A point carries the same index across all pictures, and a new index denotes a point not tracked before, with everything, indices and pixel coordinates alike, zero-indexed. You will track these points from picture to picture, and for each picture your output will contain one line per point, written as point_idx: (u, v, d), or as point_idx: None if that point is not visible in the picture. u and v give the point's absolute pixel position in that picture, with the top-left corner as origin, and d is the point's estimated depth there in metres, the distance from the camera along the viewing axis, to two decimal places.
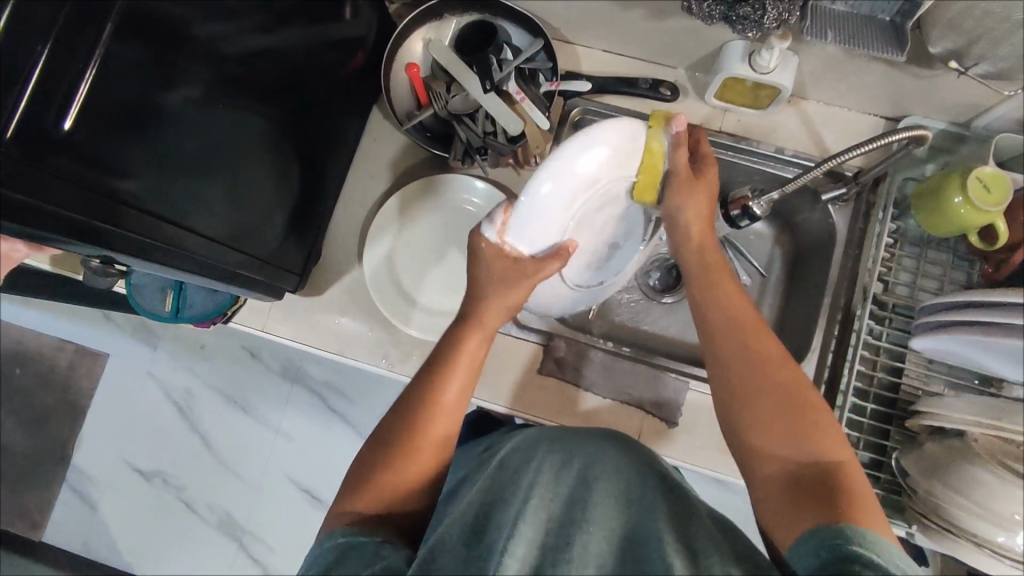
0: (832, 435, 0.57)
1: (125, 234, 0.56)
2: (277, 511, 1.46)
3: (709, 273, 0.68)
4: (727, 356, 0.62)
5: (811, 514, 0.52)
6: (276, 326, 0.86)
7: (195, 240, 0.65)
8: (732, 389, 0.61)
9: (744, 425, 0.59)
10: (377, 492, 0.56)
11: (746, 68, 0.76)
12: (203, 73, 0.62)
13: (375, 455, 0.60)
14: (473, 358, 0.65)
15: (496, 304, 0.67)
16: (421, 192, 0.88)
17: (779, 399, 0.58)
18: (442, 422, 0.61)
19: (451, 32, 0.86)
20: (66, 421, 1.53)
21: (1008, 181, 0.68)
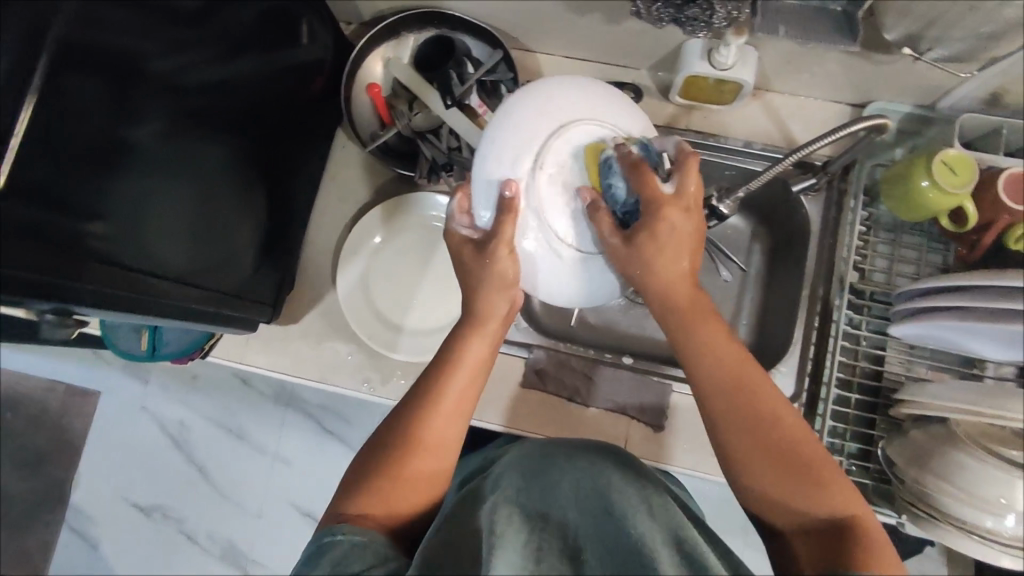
0: (840, 484, 0.55)
1: (79, 290, 0.55)
2: (278, 537, 1.46)
3: (692, 323, 0.62)
4: (731, 429, 0.59)
5: (825, 560, 0.51)
6: (254, 357, 0.85)
7: (162, 279, 0.64)
8: (732, 455, 0.59)
9: (751, 481, 0.57)
10: (379, 494, 0.58)
11: (706, 65, 0.76)
12: (157, 102, 0.62)
13: (372, 458, 0.61)
14: (478, 361, 0.65)
15: (497, 301, 0.65)
16: (388, 214, 0.86)
17: (780, 456, 0.56)
18: (438, 429, 0.61)
19: (410, 49, 0.85)
20: (62, 461, 1.52)
21: (974, 165, 0.68)
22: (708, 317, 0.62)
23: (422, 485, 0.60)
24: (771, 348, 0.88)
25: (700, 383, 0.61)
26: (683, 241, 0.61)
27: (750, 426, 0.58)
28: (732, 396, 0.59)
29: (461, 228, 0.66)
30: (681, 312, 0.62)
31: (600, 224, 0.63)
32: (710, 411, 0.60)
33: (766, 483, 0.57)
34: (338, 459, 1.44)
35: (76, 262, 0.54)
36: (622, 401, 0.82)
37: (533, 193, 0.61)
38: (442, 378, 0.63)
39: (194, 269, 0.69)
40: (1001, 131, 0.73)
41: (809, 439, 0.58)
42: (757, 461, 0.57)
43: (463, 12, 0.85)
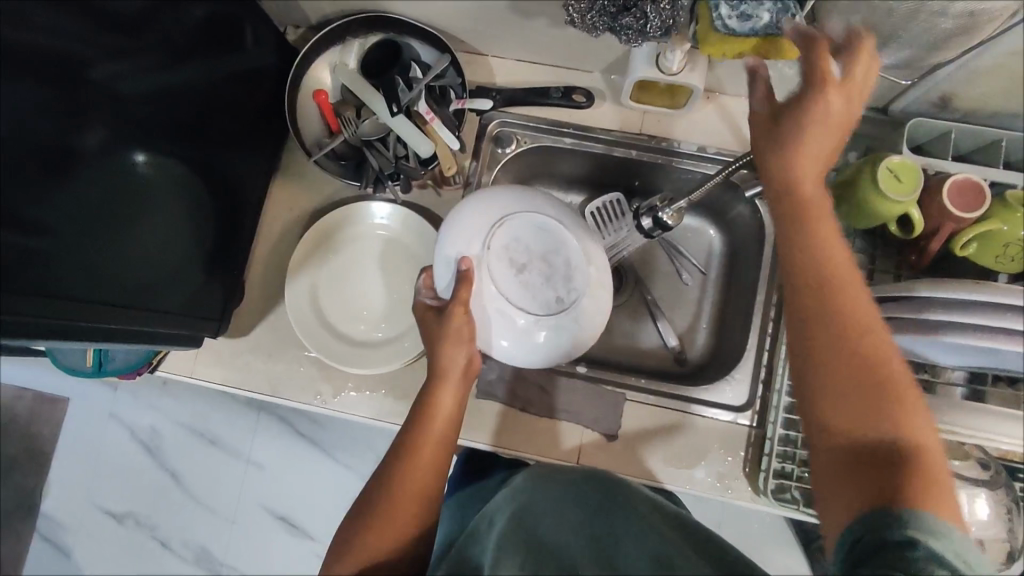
0: (911, 406, 0.49)
1: (37, 324, 0.57)
2: (252, 541, 1.45)
3: (801, 199, 0.53)
4: (807, 313, 0.52)
5: (861, 493, 0.47)
6: (204, 371, 0.83)
7: (104, 304, 0.64)
8: (805, 349, 0.51)
9: (814, 386, 0.50)
10: (364, 553, 0.60)
11: (654, 70, 0.75)
12: (127, 130, 0.76)
13: (357, 518, 0.62)
14: (450, 411, 0.65)
15: (454, 354, 0.64)
16: (338, 224, 0.84)
17: (858, 371, 0.49)
18: (413, 484, 0.62)
19: (356, 54, 0.83)
20: (31, 469, 1.50)
21: (918, 169, 0.67)
22: (826, 210, 0.53)
23: (407, 537, 0.61)
24: (729, 352, 0.87)
25: (783, 235, 0.54)
26: (830, 126, 0.51)
27: (836, 345, 0.50)
28: (817, 312, 0.51)
29: (425, 299, 0.67)
30: (791, 187, 0.53)
31: (547, 293, 0.64)
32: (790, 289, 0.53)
33: (827, 376, 0.50)
34: (311, 462, 1.44)
35: (33, 298, 0.56)
36: (574, 411, 0.81)
37: (489, 268, 0.63)
38: (415, 433, 0.64)
39: (145, 290, 0.70)
40: (950, 133, 0.73)
41: (899, 363, 0.50)
42: (826, 373, 0.50)
43: (411, 16, 0.83)
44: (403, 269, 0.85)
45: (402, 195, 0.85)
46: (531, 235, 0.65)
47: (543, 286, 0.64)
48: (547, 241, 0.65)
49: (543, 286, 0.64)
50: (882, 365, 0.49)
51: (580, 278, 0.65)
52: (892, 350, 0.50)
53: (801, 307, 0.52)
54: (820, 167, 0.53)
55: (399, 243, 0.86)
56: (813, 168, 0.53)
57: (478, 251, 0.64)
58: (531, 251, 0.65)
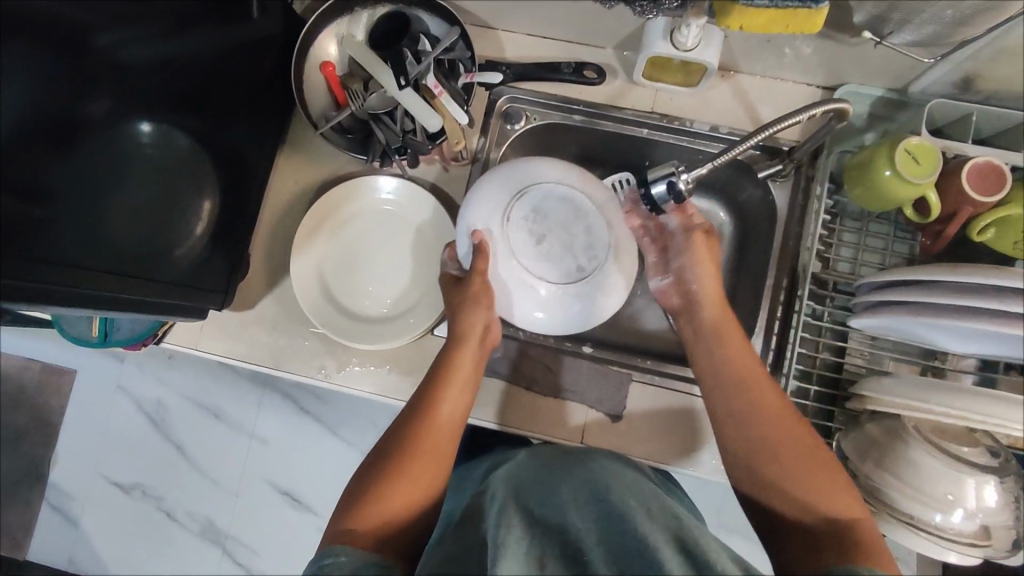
0: (839, 485, 0.59)
1: (32, 288, 0.59)
2: (256, 514, 1.46)
3: (736, 378, 0.67)
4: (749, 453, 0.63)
5: (826, 554, 0.54)
6: (209, 343, 0.83)
7: (93, 274, 0.64)
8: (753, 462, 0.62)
9: (761, 467, 0.62)
10: (382, 510, 0.57)
11: (668, 46, 0.73)
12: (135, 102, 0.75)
13: (369, 476, 0.60)
14: (468, 373, 0.68)
15: (474, 315, 0.68)
16: (346, 198, 0.83)
17: (784, 450, 0.61)
18: (427, 441, 0.63)
19: (365, 26, 0.82)
20: (39, 439, 1.51)
21: (936, 149, 0.66)
22: (733, 332, 0.70)
23: (418, 497, 0.60)
24: None
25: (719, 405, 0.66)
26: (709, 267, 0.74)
27: (767, 466, 0.61)
28: (754, 456, 0.62)
29: (450, 267, 0.74)
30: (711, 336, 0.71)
31: (567, 262, 0.66)
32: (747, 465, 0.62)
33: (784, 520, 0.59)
34: (314, 439, 1.44)
35: (26, 262, 0.58)
36: (579, 389, 0.80)
37: (508, 238, 0.65)
38: (435, 390, 0.66)
39: (148, 263, 0.72)
40: (971, 117, 0.71)
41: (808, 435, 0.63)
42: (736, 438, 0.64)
43: None
44: (407, 245, 0.84)
45: (410, 171, 0.85)
46: (551, 205, 0.67)
47: (564, 255, 0.66)
48: (567, 209, 0.67)
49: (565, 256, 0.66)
50: (790, 435, 0.62)
51: (601, 247, 0.67)
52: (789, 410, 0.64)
53: (736, 419, 0.65)
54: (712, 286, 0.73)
55: (406, 220, 0.85)
56: (710, 290, 0.73)
57: (497, 223, 0.66)
58: (551, 221, 0.66)
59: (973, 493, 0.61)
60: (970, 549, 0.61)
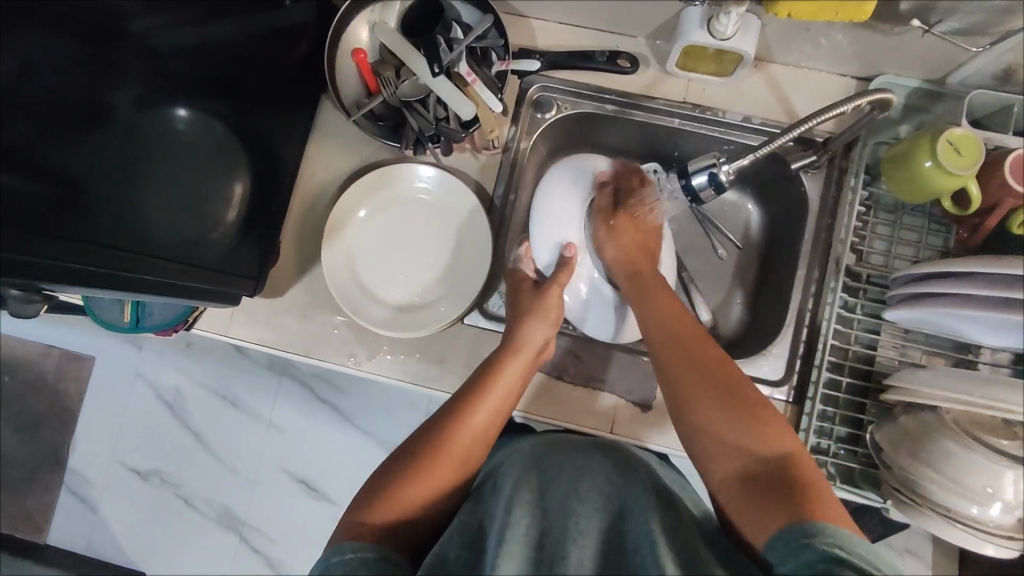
0: (777, 427, 0.59)
1: (80, 270, 0.60)
2: (273, 503, 1.46)
3: (671, 327, 0.69)
4: (687, 393, 0.63)
5: (770, 501, 0.54)
6: (239, 330, 0.83)
7: (130, 258, 0.65)
8: (689, 401, 0.63)
9: (701, 426, 0.61)
10: (399, 505, 0.57)
11: (705, 34, 0.72)
12: (164, 88, 0.78)
13: (391, 470, 0.61)
14: (511, 387, 0.69)
15: (534, 330, 0.73)
16: (376, 185, 0.83)
17: (722, 392, 0.62)
18: (462, 440, 0.63)
19: (397, 13, 0.82)
20: (59, 425, 1.52)
21: (979, 143, 0.65)
22: (660, 292, 0.74)
23: (429, 498, 0.59)
24: (764, 328, 0.86)
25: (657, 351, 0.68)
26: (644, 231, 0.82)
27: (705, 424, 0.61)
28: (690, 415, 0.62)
29: (524, 266, 0.82)
30: (644, 293, 0.75)
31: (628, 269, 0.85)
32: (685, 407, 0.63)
33: (725, 455, 0.59)
34: (332, 427, 1.45)
35: (66, 243, 0.59)
36: (609, 379, 0.81)
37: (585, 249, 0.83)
38: (477, 395, 0.67)
39: (182, 248, 0.73)
40: (1011, 108, 0.70)
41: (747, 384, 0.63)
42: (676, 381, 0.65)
43: None
44: (437, 234, 0.84)
45: (441, 159, 0.85)
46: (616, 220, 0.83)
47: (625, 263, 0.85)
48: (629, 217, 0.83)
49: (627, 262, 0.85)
50: (725, 379, 0.63)
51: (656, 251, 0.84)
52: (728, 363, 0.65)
53: (671, 382, 0.65)
54: (631, 242, 0.80)
55: (436, 208, 0.85)
56: (632, 245, 0.80)
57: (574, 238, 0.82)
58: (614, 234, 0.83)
59: (1012, 487, 0.60)
60: (1009, 541, 0.61)
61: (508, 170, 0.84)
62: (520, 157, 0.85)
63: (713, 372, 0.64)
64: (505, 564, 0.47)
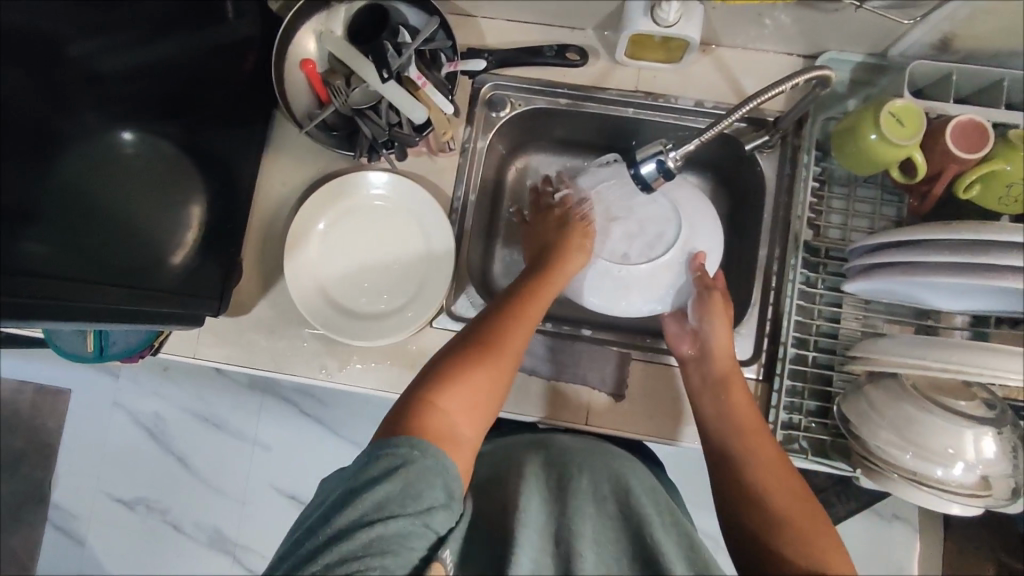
0: (826, 536, 0.59)
1: (29, 304, 0.58)
2: (263, 521, 1.45)
3: (739, 420, 0.69)
4: (749, 492, 0.64)
5: None
6: (207, 351, 0.82)
7: (84, 289, 0.63)
8: (750, 496, 0.63)
9: (757, 524, 0.61)
10: (459, 395, 0.60)
11: (649, 22, 0.73)
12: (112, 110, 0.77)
13: (445, 363, 0.63)
14: (549, 297, 0.73)
15: (569, 257, 0.77)
16: (334, 195, 0.83)
17: (783, 493, 0.62)
18: (514, 343, 0.67)
19: (342, 20, 0.81)
20: (39, 460, 1.49)
21: (920, 111, 0.66)
22: (737, 387, 0.72)
23: (488, 392, 0.62)
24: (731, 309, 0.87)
25: (722, 452, 0.68)
26: (724, 332, 0.75)
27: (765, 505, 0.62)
28: (752, 494, 0.64)
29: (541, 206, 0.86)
30: (717, 387, 0.73)
31: (622, 246, 0.81)
32: (745, 498, 0.64)
33: (774, 554, 0.59)
34: (317, 441, 1.44)
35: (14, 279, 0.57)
36: (581, 371, 0.81)
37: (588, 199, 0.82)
38: (524, 303, 0.71)
39: (130, 276, 0.71)
40: (951, 77, 0.72)
41: (801, 488, 0.63)
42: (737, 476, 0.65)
43: None
44: (401, 238, 0.84)
45: (398, 164, 0.84)
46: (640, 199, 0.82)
47: (621, 239, 0.81)
48: (659, 214, 0.81)
49: (626, 244, 0.81)
50: (787, 487, 0.63)
51: (657, 253, 0.80)
52: (784, 460, 0.66)
53: (731, 470, 0.66)
54: (721, 352, 0.74)
55: (398, 213, 0.84)
56: (716, 347, 0.74)
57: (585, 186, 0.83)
58: (629, 212, 0.82)
59: (971, 445, 0.62)
60: (974, 500, 0.63)
61: (467, 171, 0.84)
62: (477, 157, 0.85)
63: (774, 474, 0.64)
64: (524, 550, 0.51)
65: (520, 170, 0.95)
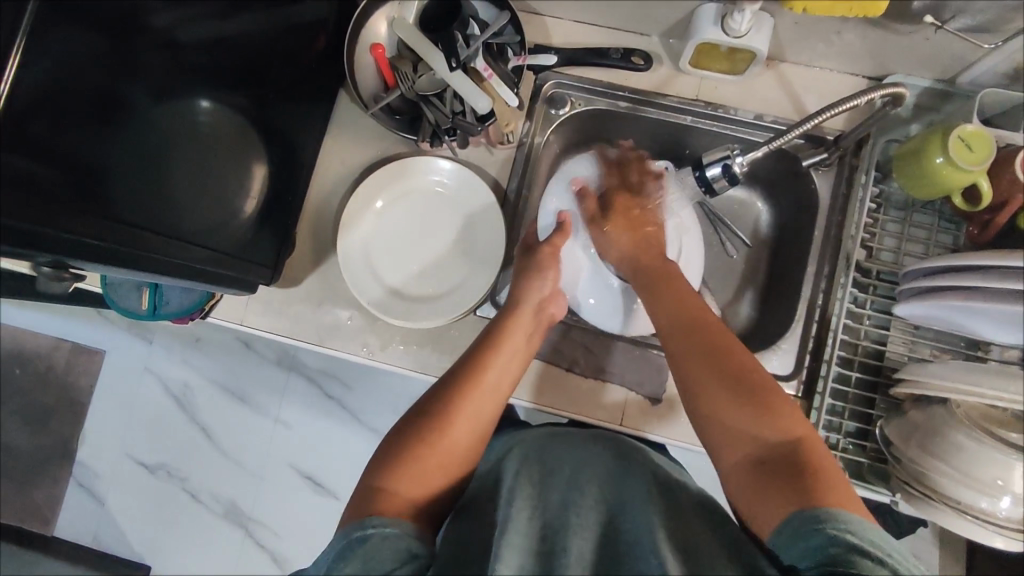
0: (789, 416, 0.58)
1: (101, 248, 0.61)
2: (280, 498, 1.46)
3: (681, 303, 0.68)
4: (696, 369, 0.62)
5: (784, 495, 0.52)
6: (255, 320, 0.84)
7: (154, 239, 0.66)
8: (700, 384, 0.61)
9: (717, 419, 0.60)
10: (416, 472, 0.58)
11: (718, 32, 0.74)
12: (189, 78, 0.75)
13: (404, 435, 0.61)
14: (524, 344, 0.71)
15: (537, 285, 0.75)
16: (390, 177, 0.84)
17: (731, 378, 0.60)
18: (478, 396, 0.64)
19: (415, 9, 0.83)
20: (69, 418, 1.53)
21: (990, 137, 0.66)
22: (673, 272, 0.73)
23: (447, 465, 0.60)
24: (773, 325, 0.86)
25: (665, 330, 0.67)
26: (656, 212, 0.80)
27: (720, 416, 0.59)
28: (699, 385, 0.61)
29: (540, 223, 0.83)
30: (655, 271, 0.74)
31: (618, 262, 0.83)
32: (696, 392, 0.61)
33: (740, 439, 0.58)
34: (338, 423, 1.45)
35: (94, 220, 0.60)
36: (618, 373, 0.81)
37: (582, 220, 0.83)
38: (492, 346, 0.69)
39: (196, 234, 0.72)
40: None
41: (756, 368, 0.61)
42: (685, 357, 0.63)
43: None
44: (451, 225, 0.86)
45: (457, 152, 0.86)
46: None
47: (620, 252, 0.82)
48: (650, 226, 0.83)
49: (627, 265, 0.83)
50: (738, 364, 0.61)
51: None
52: (734, 342, 0.64)
53: (676, 351, 0.64)
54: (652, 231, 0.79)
55: (450, 201, 0.86)
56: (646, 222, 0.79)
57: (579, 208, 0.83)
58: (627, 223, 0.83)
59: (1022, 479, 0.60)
60: (1017, 534, 0.62)
61: (521, 167, 0.86)
62: (535, 152, 0.86)
63: (731, 357, 0.62)
64: (511, 555, 0.47)
65: None
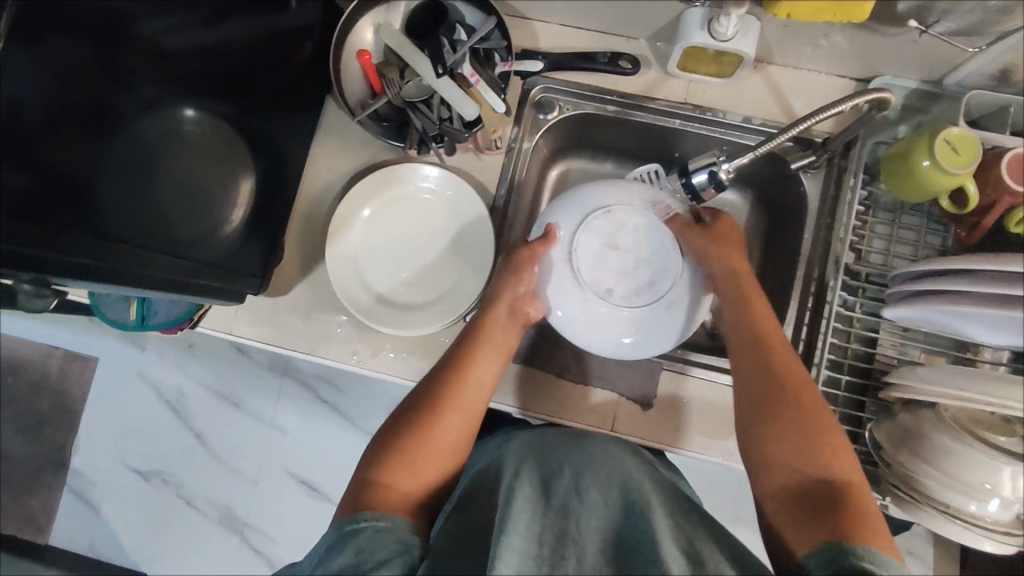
0: (841, 457, 0.60)
1: (82, 261, 0.59)
2: (275, 503, 1.46)
3: (755, 338, 0.70)
4: (763, 402, 0.65)
5: (813, 524, 0.54)
6: (244, 329, 0.84)
7: (137, 252, 0.65)
8: (763, 415, 0.64)
9: (765, 450, 0.63)
10: (410, 466, 0.60)
11: (705, 35, 0.73)
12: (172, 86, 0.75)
13: (396, 433, 0.64)
14: (506, 344, 0.73)
15: (518, 283, 0.74)
16: (378, 184, 0.84)
17: (790, 416, 0.63)
18: (463, 395, 0.67)
19: (401, 15, 0.83)
20: (62, 425, 1.52)
21: (976, 139, 0.66)
22: (758, 301, 0.73)
23: (439, 459, 0.63)
24: None
25: (738, 364, 0.70)
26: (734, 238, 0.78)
27: (772, 446, 0.62)
28: (759, 415, 0.65)
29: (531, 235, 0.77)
30: (733, 296, 0.74)
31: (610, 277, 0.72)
32: (756, 420, 0.65)
33: (784, 468, 0.60)
34: (333, 428, 1.45)
35: (74, 234, 0.59)
36: (609, 379, 0.81)
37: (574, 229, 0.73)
38: (476, 346, 0.71)
39: (184, 245, 0.73)
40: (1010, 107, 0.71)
41: (825, 411, 0.63)
42: (751, 391, 0.67)
43: None
44: (440, 231, 0.85)
45: (445, 158, 0.86)
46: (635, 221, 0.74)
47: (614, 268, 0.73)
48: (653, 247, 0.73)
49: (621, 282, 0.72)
50: (804, 403, 0.64)
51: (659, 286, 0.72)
52: (807, 383, 0.66)
53: (745, 382, 0.68)
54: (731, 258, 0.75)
55: (439, 207, 0.85)
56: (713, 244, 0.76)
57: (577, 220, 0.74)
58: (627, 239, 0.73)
59: (1011, 482, 0.60)
60: (1007, 537, 0.62)
61: (510, 172, 0.85)
62: (523, 157, 0.86)
63: (796, 393, 0.64)
64: (507, 558, 0.46)
65: (559, 176, 0.95)
